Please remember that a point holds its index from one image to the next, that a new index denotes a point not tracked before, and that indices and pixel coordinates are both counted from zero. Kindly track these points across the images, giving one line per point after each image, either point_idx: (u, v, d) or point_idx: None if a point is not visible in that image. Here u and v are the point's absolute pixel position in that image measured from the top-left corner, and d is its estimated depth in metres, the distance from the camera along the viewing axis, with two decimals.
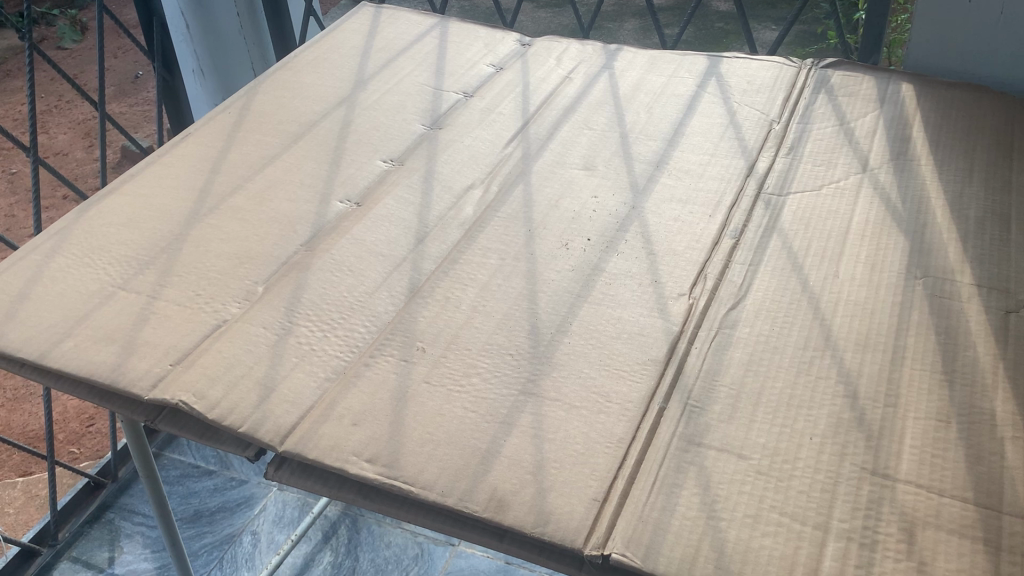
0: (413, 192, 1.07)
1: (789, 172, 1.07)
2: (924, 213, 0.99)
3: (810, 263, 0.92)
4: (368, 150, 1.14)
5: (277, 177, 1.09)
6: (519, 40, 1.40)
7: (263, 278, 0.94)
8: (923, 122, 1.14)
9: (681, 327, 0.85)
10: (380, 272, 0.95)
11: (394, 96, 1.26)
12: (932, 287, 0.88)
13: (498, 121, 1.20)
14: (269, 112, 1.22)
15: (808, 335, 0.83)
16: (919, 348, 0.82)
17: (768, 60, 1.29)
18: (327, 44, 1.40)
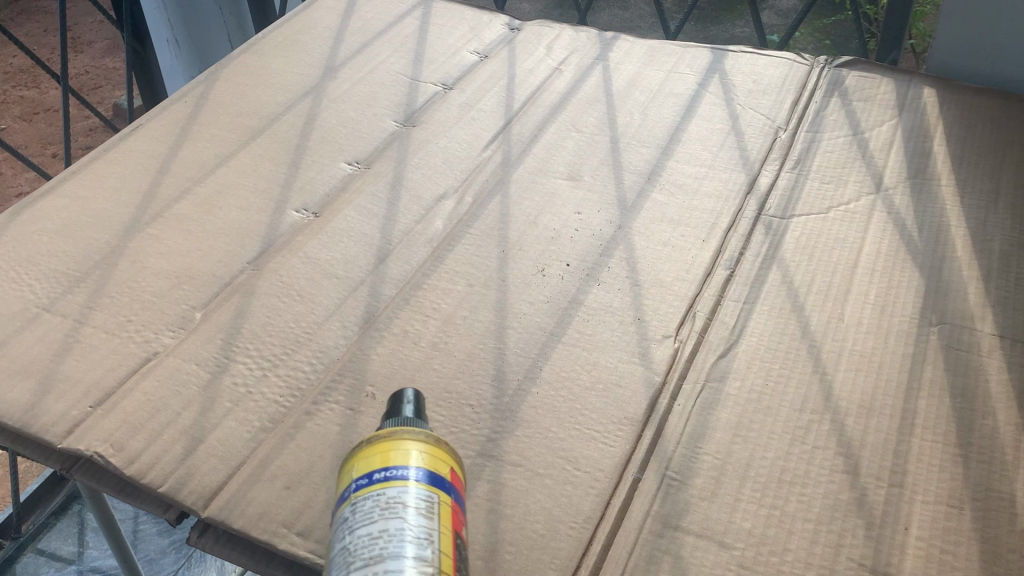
0: (378, 202, 0.97)
1: (793, 190, 0.96)
2: (942, 245, 0.89)
3: (812, 303, 0.82)
4: (332, 150, 1.04)
5: (229, 181, 0.99)
6: (508, 25, 1.29)
7: (202, 303, 0.84)
8: (945, 135, 1.03)
9: (664, 378, 0.76)
10: (333, 299, 0.85)
11: (365, 87, 1.15)
12: (948, 337, 0.79)
13: (477, 119, 1.09)
14: (228, 102, 1.12)
15: (805, 394, 0.74)
16: (931, 414, 0.72)
17: (777, 56, 1.18)
18: (298, 25, 1.29)
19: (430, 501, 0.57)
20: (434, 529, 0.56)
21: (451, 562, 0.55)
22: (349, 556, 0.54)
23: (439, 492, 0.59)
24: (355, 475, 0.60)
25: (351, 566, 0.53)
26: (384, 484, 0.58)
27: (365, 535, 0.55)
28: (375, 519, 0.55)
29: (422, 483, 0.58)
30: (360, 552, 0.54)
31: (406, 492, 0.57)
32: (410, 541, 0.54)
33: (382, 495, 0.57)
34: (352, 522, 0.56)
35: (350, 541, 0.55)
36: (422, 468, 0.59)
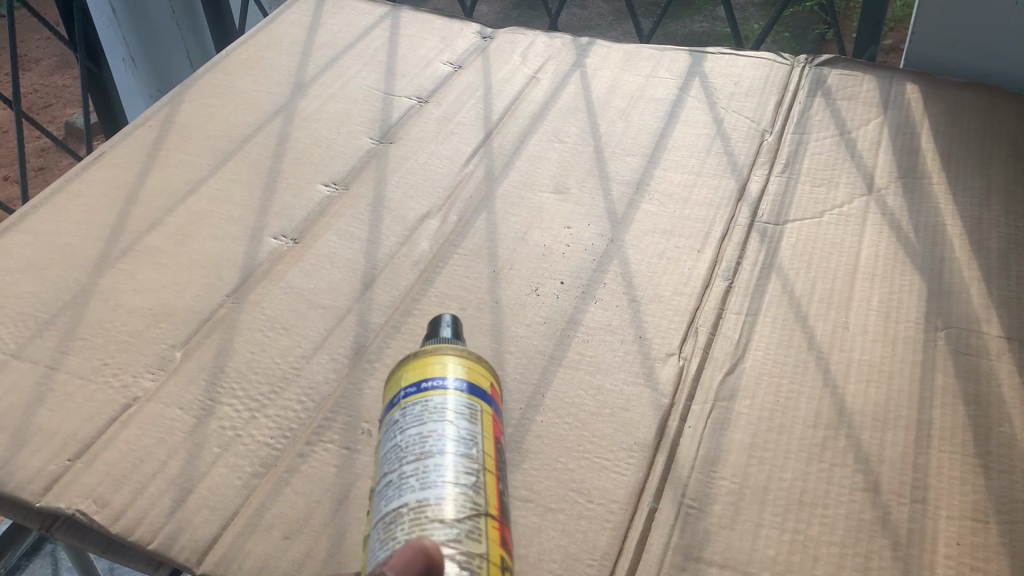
0: (360, 224, 0.93)
1: (785, 194, 0.94)
2: (940, 245, 0.87)
3: (815, 313, 0.80)
4: (307, 172, 1.00)
5: (202, 209, 0.95)
6: (480, 33, 1.26)
7: (182, 342, 0.80)
8: (932, 131, 1.01)
9: (672, 399, 0.73)
10: (320, 330, 0.82)
11: (337, 104, 1.11)
12: (956, 342, 0.77)
13: (456, 133, 1.06)
14: (195, 125, 1.07)
15: (818, 409, 0.72)
16: (946, 424, 0.70)
17: (756, 57, 1.16)
18: (263, 41, 1.24)
19: (471, 409, 0.60)
20: (476, 433, 0.59)
21: (492, 464, 0.58)
22: (398, 455, 0.57)
23: (479, 401, 0.61)
24: (399, 385, 0.63)
25: (400, 464, 0.56)
26: (427, 392, 0.60)
27: (413, 436, 0.57)
28: (420, 423, 0.58)
29: (463, 392, 0.61)
30: (408, 450, 0.56)
31: (448, 400, 0.59)
32: (454, 443, 0.57)
33: (425, 402, 0.59)
34: (400, 428, 0.59)
35: (398, 443, 0.58)
36: (462, 379, 0.62)
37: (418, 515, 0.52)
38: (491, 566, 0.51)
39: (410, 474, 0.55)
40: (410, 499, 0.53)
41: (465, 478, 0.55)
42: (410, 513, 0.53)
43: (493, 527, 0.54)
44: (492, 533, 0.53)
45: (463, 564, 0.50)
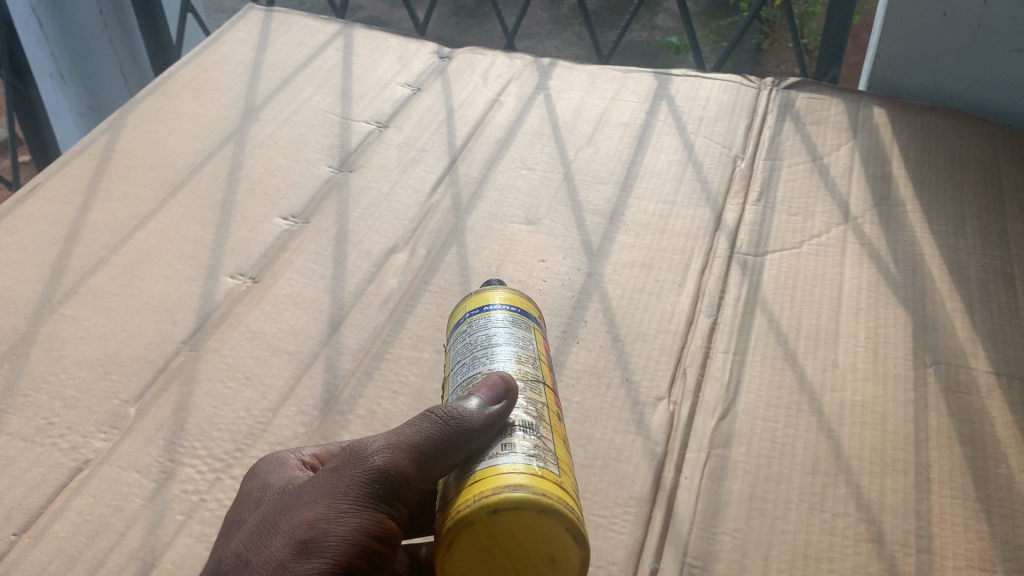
0: (323, 261, 0.88)
1: (762, 223, 0.92)
2: (920, 276, 0.86)
3: (803, 351, 0.78)
4: (264, 204, 0.94)
5: (151, 246, 0.89)
6: (437, 52, 1.21)
7: (136, 396, 0.74)
8: (902, 157, 1.01)
9: (665, 448, 0.70)
10: (286, 379, 0.76)
11: (292, 129, 1.06)
12: (945, 379, 0.76)
13: (419, 161, 1.02)
14: (140, 153, 1.01)
15: (815, 455, 0.69)
16: (945, 467, 0.68)
17: (721, 79, 1.14)
18: (208, 60, 1.18)
19: (526, 323, 0.65)
20: (533, 340, 0.64)
21: (546, 361, 0.63)
22: (464, 354, 0.61)
23: (532, 319, 0.66)
24: (459, 311, 0.67)
25: (467, 359, 0.61)
26: (484, 308, 0.65)
27: (477, 336, 0.62)
28: (482, 327, 0.63)
29: (519, 311, 0.66)
30: (473, 347, 0.61)
31: (507, 313, 0.65)
32: (516, 340, 0.62)
33: (484, 315, 0.64)
34: (464, 338, 0.63)
35: (462, 348, 0.62)
36: (516, 301, 0.67)
37: None
38: (551, 421, 0.57)
39: (475, 360, 0.60)
40: (477, 374, 0.58)
41: (525, 360, 0.60)
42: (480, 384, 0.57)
43: (550, 395, 0.60)
44: (551, 401, 0.59)
45: (530, 411, 0.55)
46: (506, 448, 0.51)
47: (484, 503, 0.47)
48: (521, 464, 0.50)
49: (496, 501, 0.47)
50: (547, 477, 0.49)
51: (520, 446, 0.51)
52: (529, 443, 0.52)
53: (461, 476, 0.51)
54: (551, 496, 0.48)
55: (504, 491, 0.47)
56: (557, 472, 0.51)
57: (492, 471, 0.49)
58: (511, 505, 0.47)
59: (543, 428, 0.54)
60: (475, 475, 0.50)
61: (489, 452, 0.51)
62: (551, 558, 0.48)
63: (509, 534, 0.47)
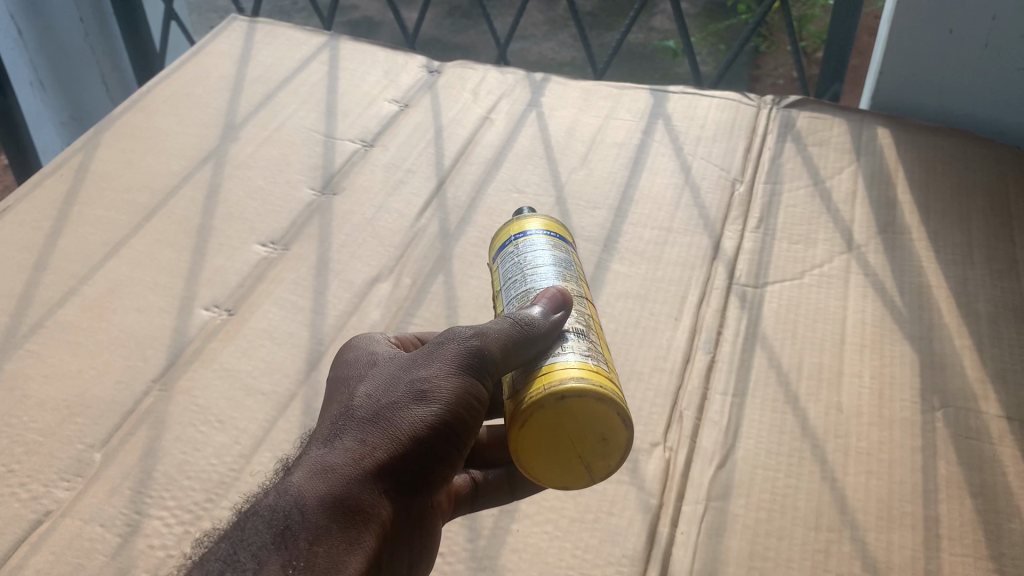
0: (303, 291, 0.84)
1: (761, 251, 0.89)
2: (927, 310, 0.82)
3: (805, 392, 0.74)
4: (242, 229, 0.90)
5: (122, 275, 0.85)
6: (426, 66, 1.17)
7: (102, 441, 0.70)
8: (907, 181, 0.97)
9: (660, 500, 0.66)
10: (261, 421, 0.72)
11: (273, 148, 1.02)
12: (954, 423, 0.72)
13: (406, 182, 0.98)
14: (115, 174, 0.97)
15: (818, 508, 0.65)
16: (955, 521, 0.65)
17: (719, 96, 1.10)
18: (188, 74, 1.14)
19: (563, 244, 0.66)
20: (572, 261, 0.64)
21: (585, 280, 0.64)
22: (507, 279, 0.63)
23: (566, 240, 0.67)
24: (499, 234, 0.68)
25: (511, 283, 0.62)
26: (523, 233, 0.66)
27: (517, 262, 0.63)
28: (522, 251, 0.64)
29: (555, 234, 0.66)
30: (515, 271, 0.62)
31: (544, 236, 0.65)
32: (558, 263, 0.62)
33: (523, 238, 0.65)
34: (506, 262, 0.64)
35: (505, 271, 0.64)
36: (548, 226, 0.66)
37: None
38: (596, 335, 0.58)
39: (520, 281, 0.61)
40: (521, 296, 0.59)
41: (567, 279, 0.61)
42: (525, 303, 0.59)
43: (593, 310, 0.62)
44: (594, 316, 0.61)
45: (576, 325, 0.57)
46: (560, 350, 0.54)
47: (552, 392, 0.51)
48: (576, 362, 0.53)
49: (561, 390, 0.51)
50: (601, 372, 0.53)
51: (576, 348, 0.55)
52: (580, 347, 0.55)
53: (532, 372, 0.54)
54: (609, 389, 0.52)
55: (564, 381, 0.51)
56: (607, 369, 0.54)
57: (553, 366, 0.53)
58: (570, 394, 0.51)
59: (592, 334, 0.57)
60: (535, 369, 0.54)
61: (545, 354, 0.54)
62: (605, 439, 0.52)
63: (569, 420, 0.51)
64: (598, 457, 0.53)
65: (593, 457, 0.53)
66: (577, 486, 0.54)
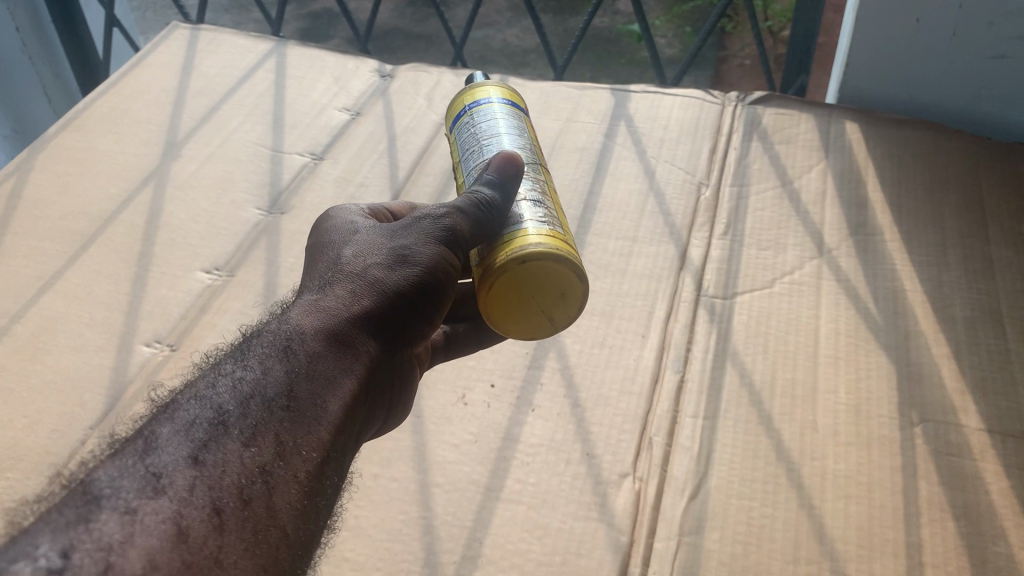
0: (250, 321, 0.79)
1: (730, 259, 0.85)
2: (903, 317, 0.79)
3: (779, 412, 0.71)
4: (185, 256, 0.86)
5: (57, 312, 0.80)
6: (377, 71, 1.13)
7: (35, 497, 0.65)
8: (877, 177, 0.94)
9: (630, 537, 0.63)
10: None
11: (218, 165, 0.97)
12: (934, 439, 0.69)
13: (359, 198, 0.93)
14: (50, 199, 0.92)
15: (796, 539, 0.62)
16: (939, 548, 0.62)
17: (682, 95, 1.07)
18: (128, 89, 1.09)
19: (515, 112, 0.68)
20: (524, 128, 0.67)
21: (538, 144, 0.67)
22: (466, 147, 0.65)
23: (520, 108, 0.69)
24: (455, 103, 0.71)
25: (468, 150, 0.65)
26: (480, 100, 0.68)
27: (475, 131, 0.66)
28: (479, 117, 0.66)
29: (508, 104, 0.68)
30: (473, 139, 0.65)
31: (497, 108, 0.67)
32: (511, 131, 0.65)
33: (481, 106, 0.67)
34: (465, 126, 0.67)
35: (463, 142, 0.66)
36: (502, 96, 0.69)
37: None
38: (548, 191, 0.62)
39: (477, 150, 0.64)
40: (477, 165, 0.62)
41: (525, 141, 0.64)
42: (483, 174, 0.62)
43: (547, 174, 0.64)
44: (548, 176, 0.64)
45: (535, 189, 0.60)
46: (528, 217, 0.57)
47: (514, 257, 0.54)
48: (540, 227, 0.56)
49: (522, 254, 0.54)
50: (559, 237, 0.56)
51: (533, 214, 0.57)
52: (544, 212, 0.58)
53: (497, 236, 0.56)
54: (566, 252, 0.55)
55: (528, 244, 0.54)
56: (564, 234, 0.57)
57: (513, 235, 0.55)
58: (535, 257, 0.54)
59: (548, 201, 0.60)
60: (503, 234, 0.56)
61: (512, 220, 0.57)
62: (564, 296, 0.56)
63: (533, 279, 0.54)
64: (555, 309, 0.56)
65: (552, 312, 0.56)
66: (540, 335, 0.58)
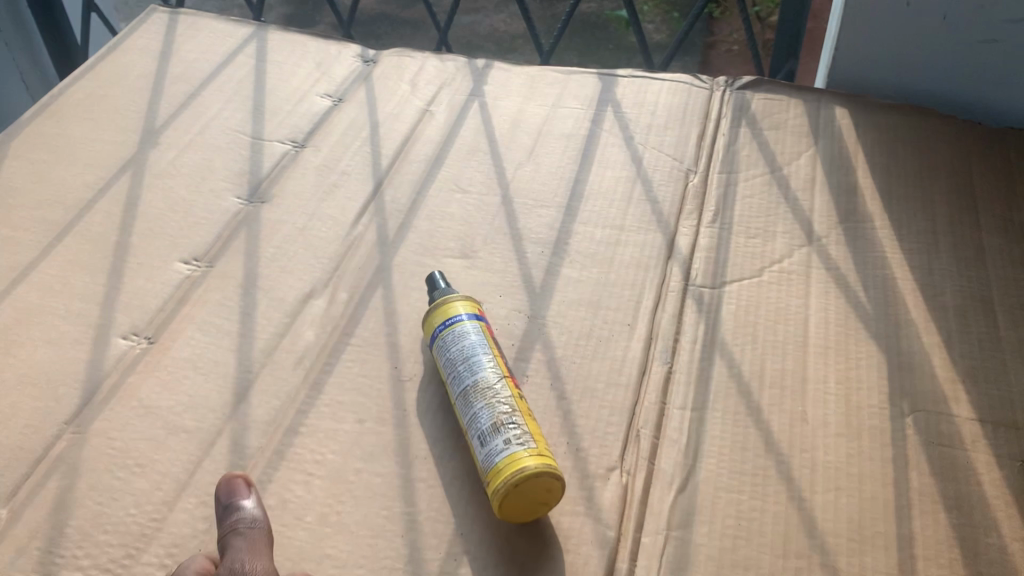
0: (230, 313, 0.78)
1: (718, 248, 0.84)
2: (893, 305, 0.78)
3: (768, 403, 0.70)
4: (163, 246, 0.84)
5: (31, 304, 0.78)
6: (361, 55, 1.11)
7: (8, 495, 0.64)
8: (866, 163, 0.93)
9: (618, 532, 0.62)
10: (184, 463, 0.66)
11: (198, 152, 0.95)
12: (925, 429, 0.68)
13: (341, 186, 0.91)
14: (24, 188, 0.89)
15: (786, 532, 0.61)
16: (931, 540, 0.61)
17: (670, 81, 1.05)
18: (104, 74, 1.06)
19: (483, 328, 0.72)
20: (492, 344, 0.71)
21: (500, 351, 0.71)
22: (449, 361, 0.69)
23: (483, 321, 0.73)
24: (426, 321, 0.74)
25: (454, 369, 0.68)
26: (453, 317, 0.72)
27: (456, 345, 0.69)
28: (458, 337, 0.70)
29: (477, 322, 0.72)
30: (456, 357, 0.69)
31: (470, 328, 0.71)
32: (487, 358, 0.68)
33: (455, 324, 0.71)
34: (441, 350, 0.70)
35: (445, 363, 0.70)
36: (472, 314, 0.72)
37: (490, 398, 0.65)
38: (515, 395, 0.66)
39: (462, 389, 0.67)
40: (475, 384, 0.66)
41: (498, 361, 0.69)
42: (478, 392, 0.66)
43: (514, 380, 0.69)
44: (515, 382, 0.68)
45: (512, 407, 0.65)
46: (516, 439, 0.62)
47: (512, 483, 0.59)
48: (529, 447, 0.61)
49: (520, 478, 0.59)
50: (545, 455, 0.61)
51: (521, 434, 0.62)
52: (526, 430, 0.63)
53: (495, 470, 0.61)
54: (555, 469, 0.61)
55: (525, 467, 0.60)
56: (545, 446, 0.63)
57: (510, 460, 0.60)
58: (532, 479, 0.59)
59: (520, 410, 0.65)
60: (497, 461, 0.61)
61: (502, 444, 0.62)
62: (547, 504, 0.61)
63: (527, 496, 0.60)
64: (547, 507, 0.61)
65: (537, 512, 0.61)
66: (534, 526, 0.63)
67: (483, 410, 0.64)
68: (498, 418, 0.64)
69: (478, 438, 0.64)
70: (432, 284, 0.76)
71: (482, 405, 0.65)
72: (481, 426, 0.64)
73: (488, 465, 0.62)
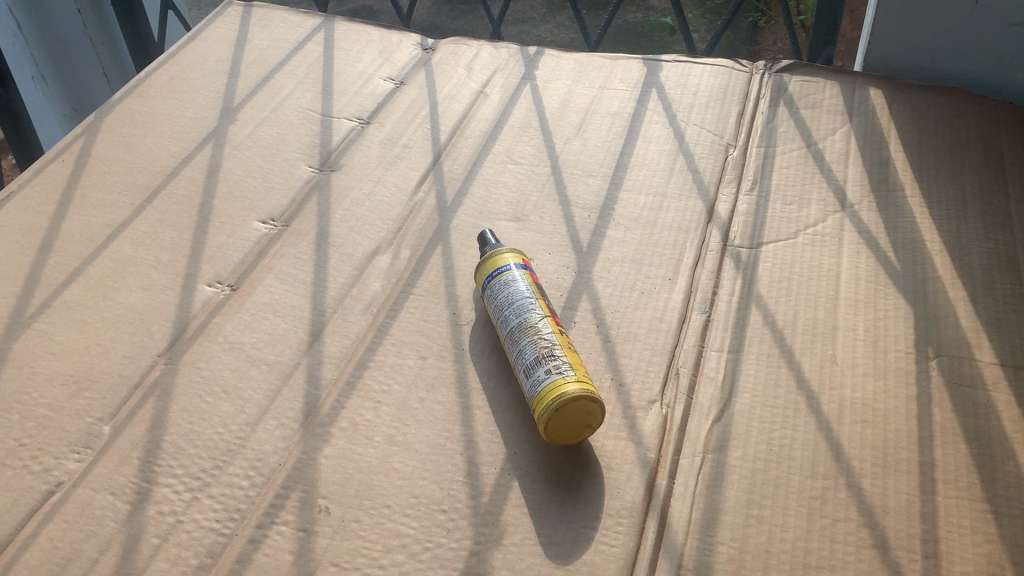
0: (303, 266, 0.85)
1: (755, 213, 0.90)
2: (921, 265, 0.83)
3: (801, 346, 0.75)
4: (242, 207, 0.92)
5: (126, 255, 0.86)
6: (421, 44, 1.19)
7: (111, 413, 0.71)
8: (899, 138, 0.98)
9: (658, 454, 0.67)
10: (265, 391, 0.73)
11: (272, 128, 1.03)
12: (948, 371, 0.73)
13: (403, 158, 0.99)
14: (116, 157, 0.98)
15: (814, 457, 0.66)
16: (951, 465, 0.65)
17: (712, 64, 1.11)
18: (186, 59, 1.15)
19: (528, 276, 0.78)
20: (537, 290, 0.77)
21: (545, 296, 0.77)
22: (498, 307, 0.75)
23: (530, 270, 0.79)
24: (478, 273, 0.80)
25: (503, 313, 0.75)
26: (501, 267, 0.78)
27: (504, 292, 0.76)
28: (506, 284, 0.76)
29: (523, 271, 0.78)
30: (504, 303, 0.75)
31: (516, 276, 0.77)
32: (531, 301, 0.74)
33: (503, 273, 0.77)
34: (492, 297, 0.77)
35: (495, 307, 0.76)
36: (518, 264, 0.79)
37: (534, 336, 0.71)
38: (558, 332, 0.72)
39: (509, 328, 0.73)
40: (521, 324, 0.73)
41: (542, 304, 0.75)
42: (524, 331, 0.72)
43: (557, 320, 0.74)
44: (558, 322, 0.74)
45: (554, 342, 0.71)
46: (556, 368, 0.68)
47: (552, 407, 0.65)
48: (568, 375, 0.67)
49: (559, 403, 0.65)
50: (584, 381, 0.67)
51: (562, 365, 0.68)
52: (566, 360, 0.69)
53: (540, 396, 0.67)
54: (592, 392, 0.66)
55: (565, 392, 0.65)
56: (586, 375, 0.68)
57: (552, 387, 0.66)
58: (571, 403, 0.65)
59: (562, 345, 0.70)
60: (541, 389, 0.67)
61: (545, 374, 0.68)
62: (591, 424, 0.67)
63: (569, 418, 0.65)
64: (590, 429, 0.67)
65: (584, 433, 0.67)
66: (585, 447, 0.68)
67: (528, 345, 0.71)
68: (541, 352, 0.70)
69: (524, 370, 0.70)
70: (483, 241, 0.83)
71: (527, 341, 0.71)
72: (526, 359, 0.70)
73: (534, 393, 0.68)
